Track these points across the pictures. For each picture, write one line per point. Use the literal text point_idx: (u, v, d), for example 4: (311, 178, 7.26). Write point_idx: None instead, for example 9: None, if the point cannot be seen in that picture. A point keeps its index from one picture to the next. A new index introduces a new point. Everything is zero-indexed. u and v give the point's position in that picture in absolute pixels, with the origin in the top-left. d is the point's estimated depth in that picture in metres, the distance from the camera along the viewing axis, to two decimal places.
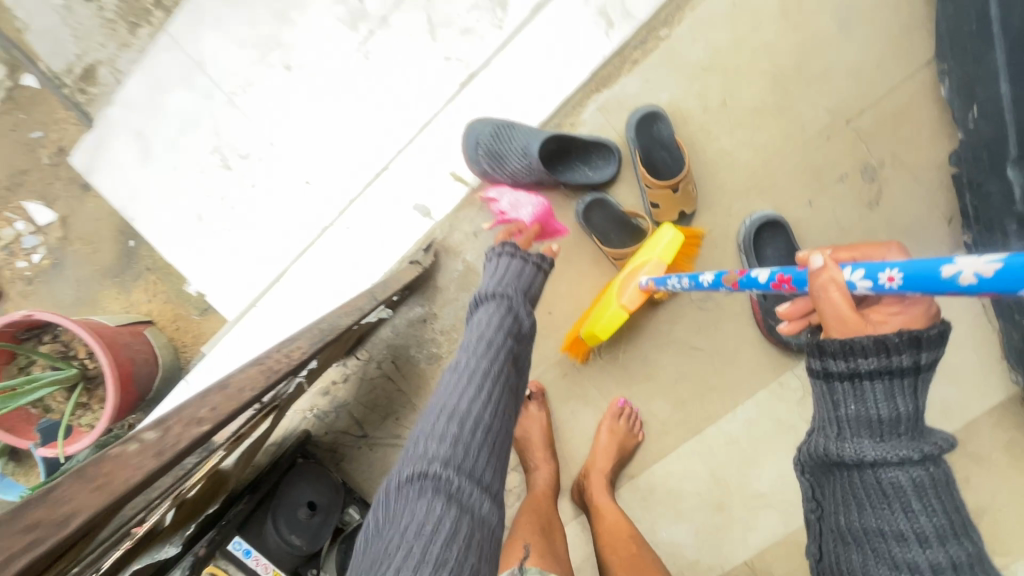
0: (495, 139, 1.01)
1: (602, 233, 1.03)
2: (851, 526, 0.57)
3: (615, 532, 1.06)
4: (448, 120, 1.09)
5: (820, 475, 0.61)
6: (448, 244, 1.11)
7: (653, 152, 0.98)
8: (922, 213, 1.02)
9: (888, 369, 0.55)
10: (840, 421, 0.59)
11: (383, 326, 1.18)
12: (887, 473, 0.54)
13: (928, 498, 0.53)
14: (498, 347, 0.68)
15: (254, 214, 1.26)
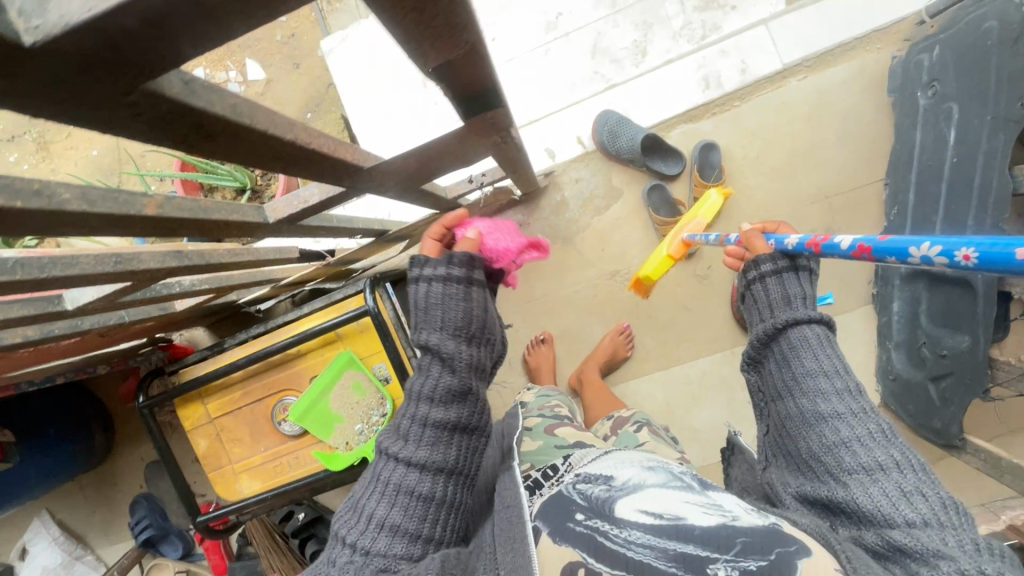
0: (617, 124, 1.58)
1: (655, 206, 1.61)
2: (785, 378, 0.88)
3: (599, 396, 1.59)
4: (587, 107, 1.68)
5: (761, 363, 0.94)
6: (557, 180, 1.69)
7: (704, 169, 1.58)
8: (853, 268, 1.60)
9: (789, 268, 0.96)
10: (760, 308, 0.97)
11: (492, 219, 1.74)
12: (797, 334, 0.89)
13: (824, 341, 0.88)
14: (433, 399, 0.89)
15: (431, 119, 1.85)
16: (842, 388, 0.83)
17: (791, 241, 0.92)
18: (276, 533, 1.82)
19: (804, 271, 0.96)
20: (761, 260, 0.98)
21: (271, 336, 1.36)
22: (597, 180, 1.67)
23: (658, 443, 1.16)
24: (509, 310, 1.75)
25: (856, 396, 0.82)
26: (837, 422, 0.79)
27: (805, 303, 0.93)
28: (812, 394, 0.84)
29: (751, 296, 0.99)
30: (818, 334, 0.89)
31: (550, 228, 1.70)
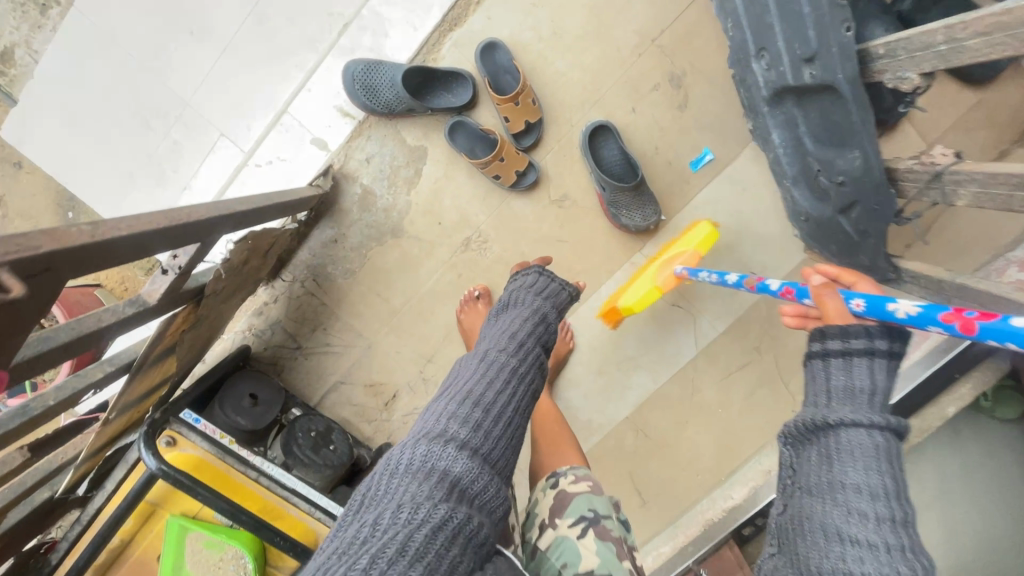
0: (367, 74, 1.21)
1: (468, 150, 1.27)
2: (819, 477, 0.62)
3: (545, 412, 1.35)
4: (330, 66, 1.29)
5: (794, 448, 0.69)
6: (346, 171, 1.32)
7: (498, 76, 1.24)
8: (720, 110, 1.32)
9: (869, 349, 0.70)
10: (834, 400, 0.69)
11: (300, 248, 1.38)
12: (851, 432, 0.64)
13: (885, 457, 0.62)
14: (526, 349, 0.86)
15: (178, 163, 1.46)
16: (887, 515, 0.57)
17: (905, 309, 0.66)
18: None
19: (885, 360, 0.70)
20: (828, 329, 0.74)
21: (93, 533, 1.08)
22: (391, 148, 1.32)
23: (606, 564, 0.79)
24: (379, 336, 1.46)
25: (901, 530, 0.57)
26: (863, 550, 0.55)
27: (876, 403, 0.68)
28: (847, 508, 0.59)
29: (823, 378, 0.72)
30: (879, 445, 0.62)
31: (370, 228, 1.37)
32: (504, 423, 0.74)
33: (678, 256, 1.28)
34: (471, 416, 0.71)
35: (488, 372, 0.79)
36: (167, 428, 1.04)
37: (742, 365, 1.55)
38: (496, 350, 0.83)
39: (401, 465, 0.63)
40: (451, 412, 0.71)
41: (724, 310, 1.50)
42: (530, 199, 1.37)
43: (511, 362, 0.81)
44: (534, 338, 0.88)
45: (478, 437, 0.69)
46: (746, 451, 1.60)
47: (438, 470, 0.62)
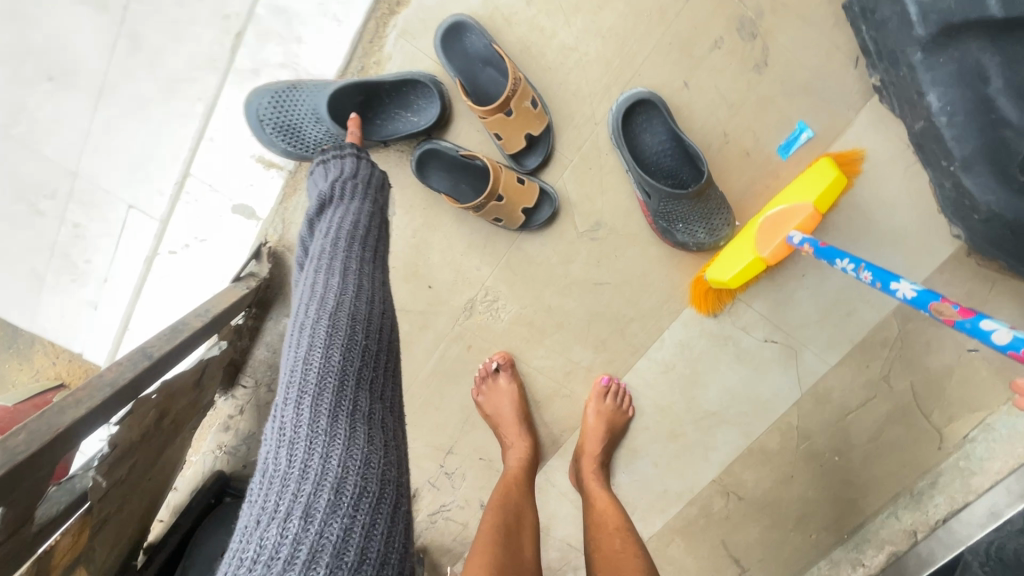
0: (279, 106, 0.84)
1: (451, 187, 0.88)
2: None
3: (603, 521, 0.98)
4: (234, 97, 0.88)
5: None
6: (288, 243, 0.94)
7: (476, 73, 0.82)
8: (817, 63, 0.88)
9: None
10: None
11: (256, 345, 1.04)
12: None
13: None
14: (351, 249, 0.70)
15: (91, 253, 1.04)
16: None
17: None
18: None
19: None
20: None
21: None
22: None
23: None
24: None
25: None
26: None
27: None
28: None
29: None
30: None
31: None
32: (366, 325, 0.65)
33: (789, 218, 0.86)
34: (322, 338, 0.61)
35: (329, 279, 0.67)
36: None
37: (865, 402, 1.14)
38: (328, 245, 0.70)
39: (279, 435, 0.56)
40: (305, 349, 0.61)
41: (837, 337, 1.08)
42: (548, 236, 0.97)
43: (350, 243, 0.70)
44: (373, 195, 0.77)
45: (343, 355, 0.61)
46: (876, 505, 1.22)
47: (321, 412, 0.56)
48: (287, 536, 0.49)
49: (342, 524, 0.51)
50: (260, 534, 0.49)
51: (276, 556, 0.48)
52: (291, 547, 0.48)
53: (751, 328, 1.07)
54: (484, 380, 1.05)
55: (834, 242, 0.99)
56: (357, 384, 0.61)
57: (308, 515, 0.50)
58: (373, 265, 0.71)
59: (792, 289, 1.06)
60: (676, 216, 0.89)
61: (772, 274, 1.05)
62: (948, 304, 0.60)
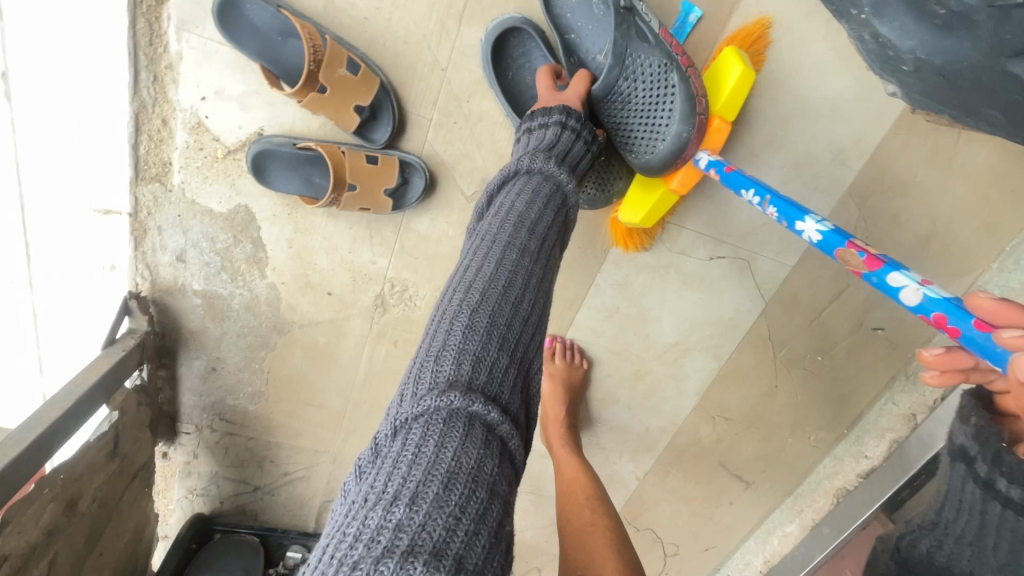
0: (243, 18, 0.67)
1: (299, 185, 0.77)
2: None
3: (572, 490, 0.95)
4: (31, 144, 0.75)
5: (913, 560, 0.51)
6: (162, 286, 0.87)
7: (277, 50, 0.69)
8: None
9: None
10: (965, 540, 0.46)
11: (180, 394, 1.00)
12: None
13: None
14: (533, 213, 0.58)
15: None
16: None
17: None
18: None
19: None
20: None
21: None
22: (201, 228, 0.83)
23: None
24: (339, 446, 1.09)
25: None
26: None
27: None
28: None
29: (980, 515, 0.44)
30: None
31: (244, 337, 0.94)
32: (513, 315, 0.52)
33: (698, 130, 0.76)
34: (464, 318, 0.50)
35: (491, 251, 0.56)
36: None
37: (839, 295, 1.03)
38: (500, 215, 0.59)
39: (423, 351, 0.49)
40: (436, 329, 0.50)
41: (789, 234, 0.97)
42: (431, 212, 0.85)
43: (528, 218, 0.58)
44: (572, 141, 0.67)
45: (477, 344, 0.48)
46: (872, 393, 1.14)
47: (447, 395, 0.44)
48: (390, 522, 0.37)
49: (448, 522, 0.38)
50: (363, 514, 0.38)
51: (375, 541, 0.36)
52: (392, 534, 0.36)
53: (691, 249, 0.97)
54: None
55: (758, 133, 0.86)
56: (498, 358, 0.49)
57: (415, 502, 0.38)
58: (542, 225, 0.58)
59: (727, 195, 0.94)
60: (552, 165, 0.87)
61: (700, 185, 0.92)
62: (854, 252, 0.57)
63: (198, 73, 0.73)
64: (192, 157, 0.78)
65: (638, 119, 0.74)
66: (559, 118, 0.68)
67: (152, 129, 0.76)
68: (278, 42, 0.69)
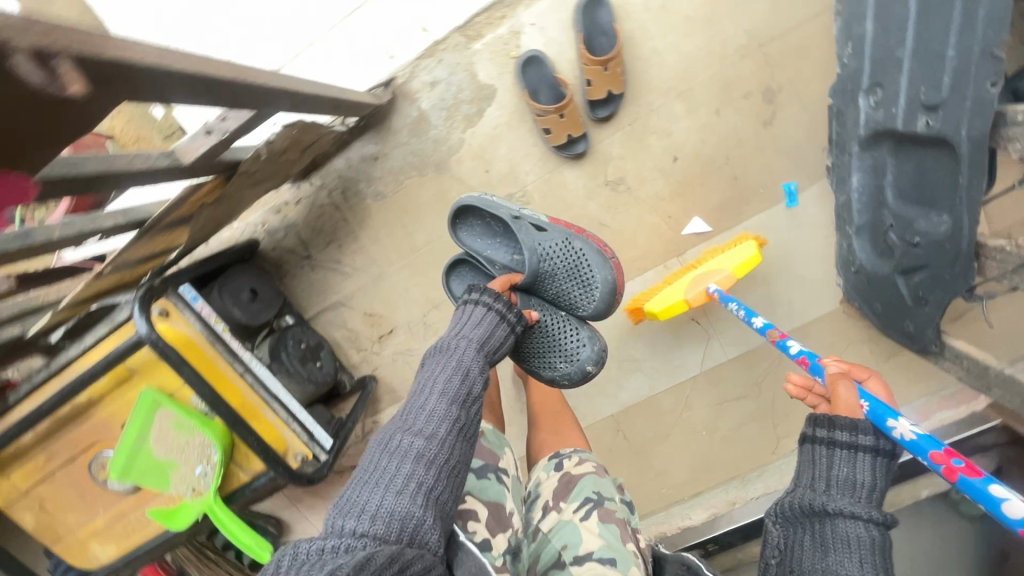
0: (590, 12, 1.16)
1: (533, 88, 1.20)
2: (812, 566, 0.69)
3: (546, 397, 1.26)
4: None
5: (790, 525, 0.76)
6: (407, 89, 1.24)
7: (593, 36, 1.17)
8: (802, 140, 1.26)
9: (872, 447, 0.76)
10: (813, 483, 0.77)
11: (338, 156, 1.32)
12: (847, 522, 0.70)
13: (884, 546, 0.69)
14: (452, 392, 0.87)
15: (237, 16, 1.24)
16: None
17: (904, 432, 0.75)
18: (209, 549, 1.73)
19: (885, 454, 0.77)
20: (839, 420, 0.79)
21: (60, 381, 1.01)
22: (461, 79, 1.23)
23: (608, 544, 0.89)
24: (393, 269, 1.42)
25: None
26: None
27: (872, 493, 0.74)
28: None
29: (816, 461, 0.78)
30: (876, 536, 0.69)
31: (414, 155, 1.30)
32: (429, 473, 0.77)
33: (713, 274, 1.21)
34: (397, 473, 0.75)
35: (424, 423, 0.83)
36: (164, 300, 0.98)
37: (739, 397, 1.52)
38: (430, 393, 0.86)
39: (367, 487, 0.74)
40: (381, 469, 0.76)
41: (739, 338, 1.47)
42: (583, 170, 1.29)
43: (450, 391, 0.87)
44: (503, 331, 1.00)
45: (402, 488, 0.74)
46: (717, 480, 1.59)
47: (363, 539, 0.67)
48: None
49: None
50: None
51: None
52: None
53: None
54: None
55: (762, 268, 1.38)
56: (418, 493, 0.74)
57: None
58: (472, 401, 0.87)
59: None
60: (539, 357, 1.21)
61: None
62: (777, 335, 1.08)
63: (541, 13, 1.18)
64: (496, 44, 1.20)
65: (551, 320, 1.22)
66: (501, 305, 1.01)
67: (492, 16, 1.19)
68: (595, 32, 1.17)
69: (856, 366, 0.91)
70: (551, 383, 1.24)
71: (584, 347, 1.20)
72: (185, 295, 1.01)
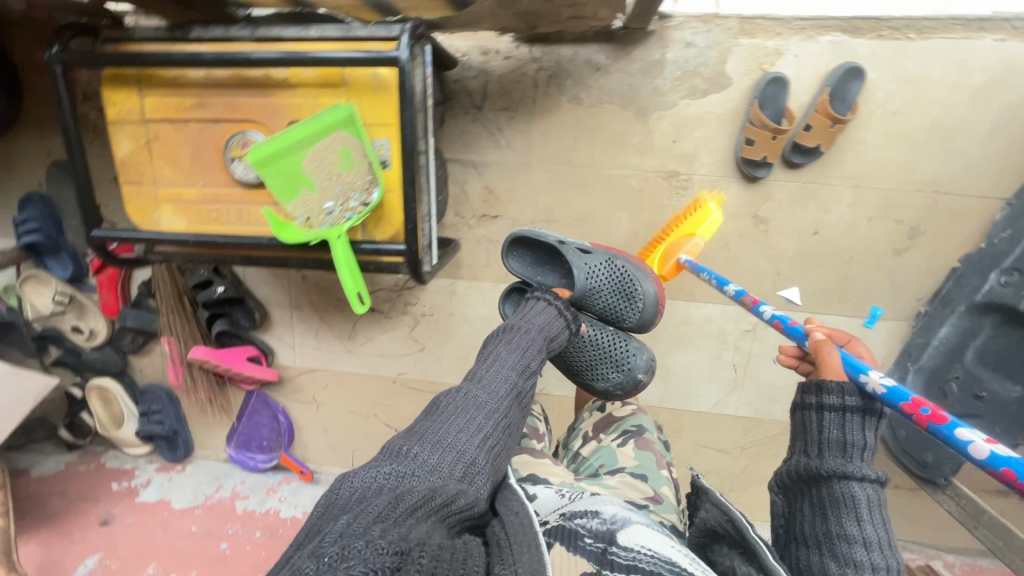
0: (847, 74, 1.26)
1: (763, 102, 1.30)
2: (816, 529, 0.87)
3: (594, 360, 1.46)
4: None
5: (796, 493, 0.94)
6: (667, 33, 1.32)
7: (835, 96, 1.28)
8: (912, 282, 1.43)
9: (857, 407, 0.89)
10: (809, 446, 0.92)
11: (568, 45, 1.36)
12: (845, 483, 0.86)
13: (875, 504, 0.85)
14: (513, 366, 1.05)
15: None
16: (881, 562, 0.82)
17: (877, 386, 0.87)
18: (187, 297, 1.65)
19: (872, 413, 0.89)
20: (827, 382, 0.92)
21: (261, 47, 0.98)
22: (711, 57, 1.33)
23: (641, 466, 1.23)
24: (539, 165, 1.46)
25: (880, 540, 0.84)
26: (856, 547, 0.83)
27: (865, 451, 0.88)
28: (845, 555, 0.83)
29: (809, 425, 0.93)
30: (868, 495, 0.86)
31: (629, 88, 1.37)
32: (488, 423, 0.93)
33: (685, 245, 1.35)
34: (460, 419, 0.91)
35: (488, 385, 1.00)
36: (416, 46, 0.96)
37: (720, 450, 1.67)
38: (495, 364, 1.05)
39: (430, 425, 0.90)
40: (448, 412, 0.92)
41: (755, 404, 1.61)
42: (746, 192, 1.41)
43: (513, 365, 1.05)
44: (559, 333, 1.21)
45: (464, 427, 0.90)
46: None
47: (429, 458, 0.82)
48: (382, 498, 0.69)
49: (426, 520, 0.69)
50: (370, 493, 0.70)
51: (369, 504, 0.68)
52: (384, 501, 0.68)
53: (733, 353, 1.58)
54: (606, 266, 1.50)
55: None
56: (479, 436, 0.90)
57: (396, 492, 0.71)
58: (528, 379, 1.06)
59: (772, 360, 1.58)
60: (591, 364, 1.39)
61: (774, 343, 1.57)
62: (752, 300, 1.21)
63: (809, 49, 1.28)
64: (757, 50, 1.30)
65: (601, 334, 1.38)
66: (556, 301, 1.25)
67: (772, 26, 1.29)
68: (840, 91, 1.27)
69: (839, 333, 1.05)
70: (607, 394, 1.42)
71: (633, 359, 1.36)
72: (426, 56, 1.00)
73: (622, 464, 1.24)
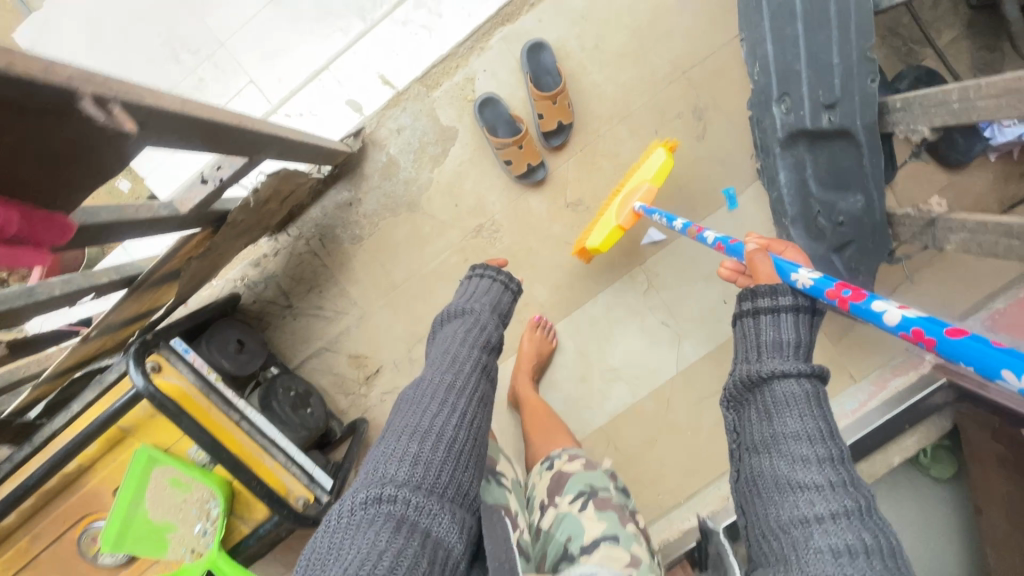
0: (531, 53, 1.29)
1: (491, 125, 1.31)
2: (763, 434, 0.77)
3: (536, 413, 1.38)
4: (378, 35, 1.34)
5: (741, 406, 0.84)
6: (375, 137, 1.34)
7: (539, 76, 1.29)
8: (732, 148, 1.42)
9: (793, 306, 0.87)
10: (751, 351, 0.87)
11: (312, 206, 1.38)
12: (781, 384, 0.79)
13: (812, 401, 0.76)
14: (461, 372, 0.91)
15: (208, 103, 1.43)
16: (827, 455, 0.71)
17: (804, 279, 0.85)
18: None
19: (805, 312, 0.87)
20: (759, 288, 0.90)
21: (44, 456, 0.98)
22: (423, 124, 1.34)
23: (612, 528, 0.98)
24: (374, 307, 1.45)
25: (839, 466, 0.70)
26: (799, 458, 0.71)
27: (798, 353, 0.84)
28: (791, 457, 0.72)
29: (754, 323, 0.89)
30: (806, 390, 0.78)
31: (387, 198, 1.38)
32: (450, 434, 0.81)
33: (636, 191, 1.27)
34: (432, 436, 0.79)
35: (440, 389, 0.87)
36: (157, 353, 0.97)
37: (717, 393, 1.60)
38: (439, 359, 0.94)
39: (410, 429, 0.80)
40: (422, 419, 0.82)
41: (710, 334, 1.57)
42: (546, 195, 1.40)
43: (461, 365, 0.93)
44: (490, 335, 1.02)
45: (423, 452, 0.76)
46: (710, 478, 1.63)
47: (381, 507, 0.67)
48: None
49: None
50: None
51: None
52: None
53: (654, 308, 1.54)
54: (537, 327, 1.49)
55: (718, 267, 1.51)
56: (452, 461, 0.78)
57: None
58: (478, 389, 0.91)
59: (688, 290, 1.53)
60: None
61: (681, 277, 1.52)
62: (695, 230, 1.17)
63: (491, 59, 1.32)
64: (455, 90, 1.33)
65: None
66: (500, 279, 1.16)
67: (446, 65, 1.32)
68: (539, 70, 1.29)
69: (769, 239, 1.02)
70: None
71: None
72: (177, 348, 1.01)
73: (593, 532, 0.98)
